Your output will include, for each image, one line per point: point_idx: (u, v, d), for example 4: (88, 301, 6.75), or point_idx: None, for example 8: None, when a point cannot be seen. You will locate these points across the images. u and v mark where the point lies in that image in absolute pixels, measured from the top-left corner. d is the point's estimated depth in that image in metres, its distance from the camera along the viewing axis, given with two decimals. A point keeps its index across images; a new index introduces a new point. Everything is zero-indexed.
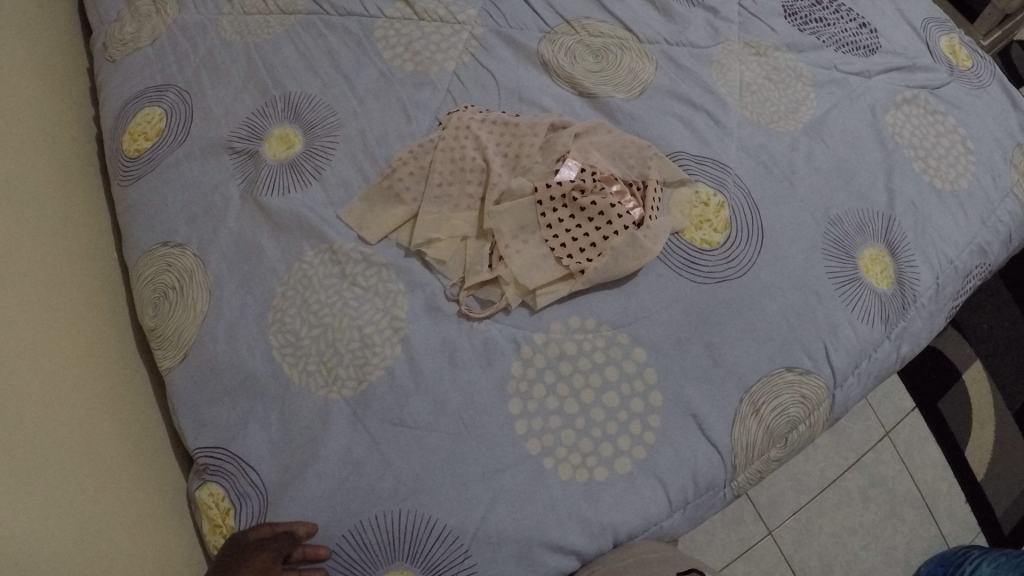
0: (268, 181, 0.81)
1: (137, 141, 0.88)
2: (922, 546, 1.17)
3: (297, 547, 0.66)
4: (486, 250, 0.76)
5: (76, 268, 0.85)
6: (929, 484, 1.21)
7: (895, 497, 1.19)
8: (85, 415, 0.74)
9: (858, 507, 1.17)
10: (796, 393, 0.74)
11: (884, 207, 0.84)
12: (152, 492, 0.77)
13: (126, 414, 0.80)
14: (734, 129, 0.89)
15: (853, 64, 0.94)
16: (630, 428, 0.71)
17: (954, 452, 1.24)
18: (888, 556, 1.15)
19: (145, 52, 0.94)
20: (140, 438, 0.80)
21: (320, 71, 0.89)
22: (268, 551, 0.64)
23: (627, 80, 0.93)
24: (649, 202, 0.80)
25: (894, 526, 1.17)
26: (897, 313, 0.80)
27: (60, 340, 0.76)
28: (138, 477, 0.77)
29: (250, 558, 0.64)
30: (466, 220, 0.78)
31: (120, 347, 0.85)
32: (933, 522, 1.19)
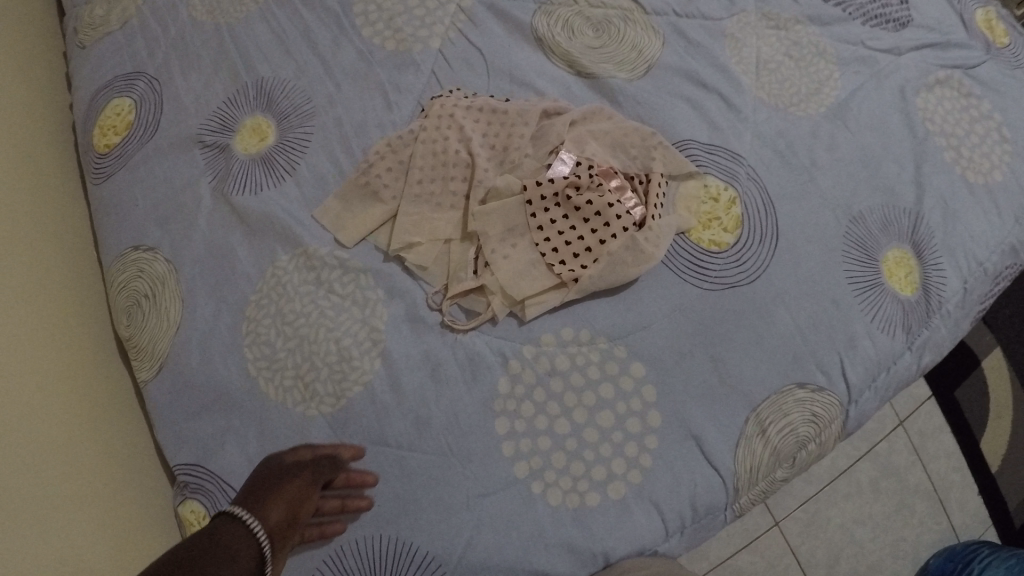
0: (239, 178, 0.76)
1: (106, 135, 0.82)
2: (932, 538, 1.12)
3: (342, 472, 0.65)
4: (471, 255, 0.70)
5: (50, 260, 0.80)
6: (941, 477, 1.16)
7: (906, 487, 1.13)
8: (64, 414, 0.70)
9: (868, 498, 1.12)
10: (806, 411, 0.68)
11: (911, 202, 0.76)
12: (133, 490, 0.75)
13: (107, 417, 0.77)
14: (748, 113, 0.81)
15: (882, 40, 0.84)
16: (625, 451, 0.66)
17: (969, 443, 1.18)
18: (896, 549, 1.11)
19: (114, 37, 0.87)
20: (122, 433, 0.77)
21: (295, 53, 0.82)
22: (311, 474, 0.63)
23: (631, 58, 0.84)
24: (651, 200, 0.72)
25: (904, 518, 1.12)
26: (920, 321, 0.73)
27: (40, 330, 0.73)
28: (119, 473, 0.74)
29: (290, 479, 0.62)
30: (451, 221, 0.72)
31: (99, 337, 0.81)
32: (944, 514, 1.14)
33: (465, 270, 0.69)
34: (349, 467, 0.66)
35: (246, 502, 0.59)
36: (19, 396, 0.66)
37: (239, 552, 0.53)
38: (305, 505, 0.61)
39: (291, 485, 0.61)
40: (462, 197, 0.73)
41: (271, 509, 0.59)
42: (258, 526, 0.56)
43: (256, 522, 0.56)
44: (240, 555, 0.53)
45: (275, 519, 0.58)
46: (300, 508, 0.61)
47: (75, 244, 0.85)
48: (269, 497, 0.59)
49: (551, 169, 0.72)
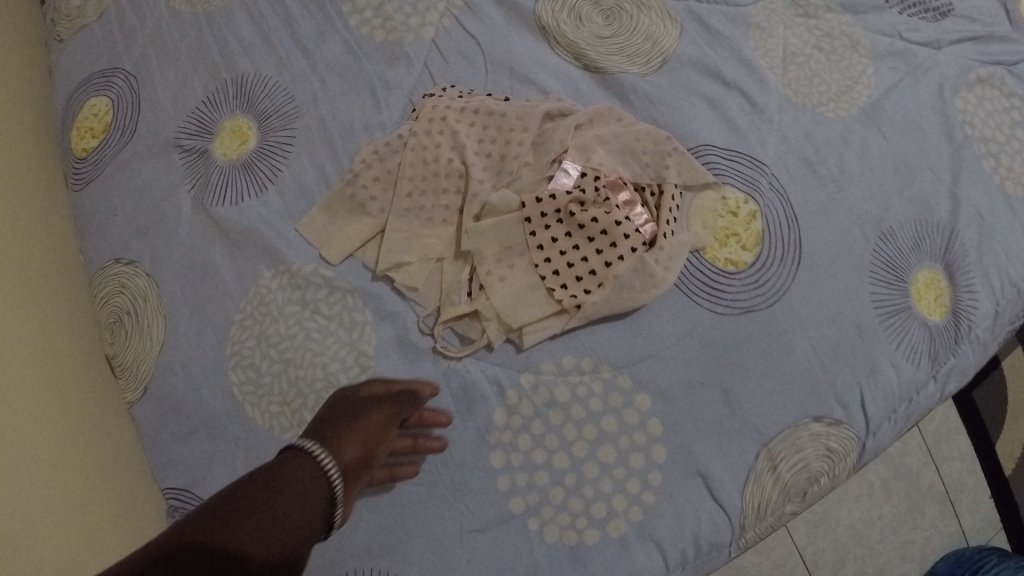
0: (219, 187, 0.71)
1: (84, 138, 0.77)
2: (942, 541, 1.08)
3: (416, 411, 0.62)
4: (465, 276, 0.65)
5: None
6: (955, 478, 1.10)
7: (918, 490, 1.09)
8: (25, 405, 0.65)
9: (878, 499, 1.07)
10: (820, 446, 0.64)
11: (945, 216, 0.70)
12: (106, 464, 0.70)
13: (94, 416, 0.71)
14: (773, 114, 0.74)
15: (920, 31, 0.77)
16: (627, 488, 0.62)
17: (984, 446, 1.12)
18: (904, 552, 1.07)
19: (91, 29, 0.81)
20: (87, 403, 0.71)
21: (278, 46, 0.76)
22: (386, 412, 0.60)
23: (643, 49, 0.77)
24: (663, 215, 0.67)
25: (914, 521, 1.08)
26: (947, 348, 0.68)
27: None
28: (86, 449, 0.69)
29: (365, 417, 0.59)
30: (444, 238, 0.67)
31: (51, 299, 0.73)
32: (954, 516, 1.09)
33: (460, 293, 0.65)
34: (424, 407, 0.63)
35: (321, 436, 0.57)
36: None
37: (310, 492, 0.53)
38: (382, 444, 0.59)
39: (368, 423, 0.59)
40: (455, 210, 0.67)
41: (345, 447, 0.56)
42: (331, 463, 0.55)
43: (329, 460, 0.55)
44: (310, 496, 0.52)
45: (349, 458, 0.56)
46: (377, 449, 0.58)
47: (62, 232, 0.79)
48: (344, 434, 0.57)
49: (553, 182, 0.67)
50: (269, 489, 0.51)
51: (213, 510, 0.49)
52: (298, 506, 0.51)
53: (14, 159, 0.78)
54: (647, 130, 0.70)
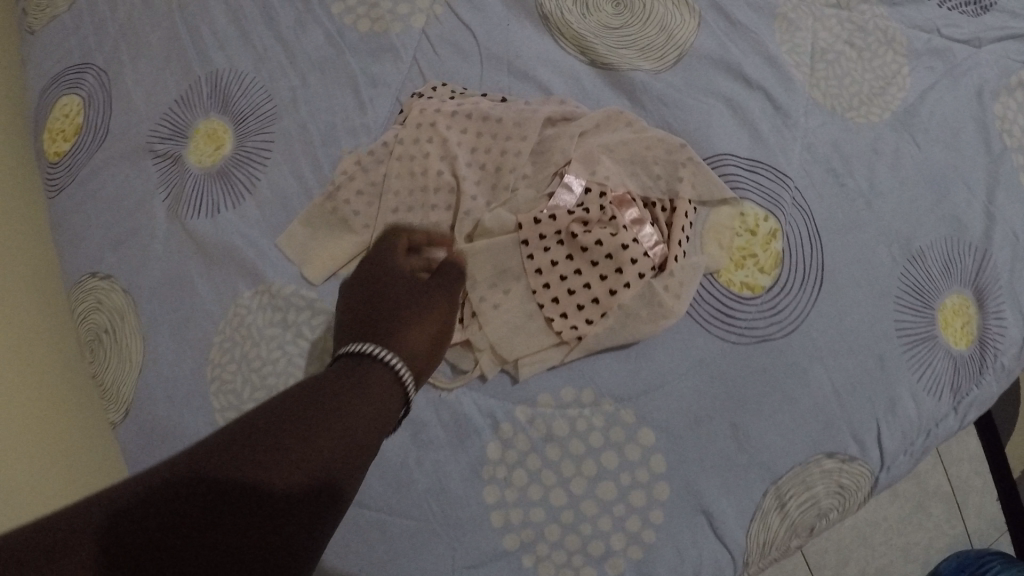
0: (193, 199, 0.66)
1: (55, 141, 0.72)
2: (945, 543, 1.04)
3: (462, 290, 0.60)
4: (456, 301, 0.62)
5: None
6: (962, 480, 1.07)
7: (924, 491, 1.05)
8: None
9: (885, 501, 1.03)
10: (832, 483, 0.61)
11: (978, 235, 0.65)
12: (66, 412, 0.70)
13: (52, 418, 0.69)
14: (800, 119, 0.67)
15: (961, 28, 0.71)
16: (627, 525, 0.59)
17: (994, 450, 1.08)
18: (907, 553, 1.03)
19: (62, 20, 0.76)
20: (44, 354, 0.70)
21: (255, 39, 0.70)
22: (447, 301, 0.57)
23: (657, 44, 0.71)
24: (675, 237, 0.62)
25: (919, 522, 1.04)
26: (971, 378, 0.64)
27: None
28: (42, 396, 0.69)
29: (427, 311, 0.55)
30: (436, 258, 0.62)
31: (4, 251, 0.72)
32: (960, 518, 1.05)
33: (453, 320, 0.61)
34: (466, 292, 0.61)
35: (383, 326, 0.53)
36: None
37: (378, 398, 0.48)
38: (448, 335, 0.56)
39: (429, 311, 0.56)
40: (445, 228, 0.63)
41: (414, 342, 0.53)
42: (399, 364, 0.51)
43: (396, 360, 0.51)
44: (378, 405, 0.48)
45: (418, 351, 0.53)
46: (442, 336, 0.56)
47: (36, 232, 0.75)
48: (408, 327, 0.54)
49: (554, 200, 0.62)
50: (334, 394, 0.47)
51: (281, 408, 0.45)
52: (363, 418, 0.47)
53: None
54: (658, 138, 0.64)
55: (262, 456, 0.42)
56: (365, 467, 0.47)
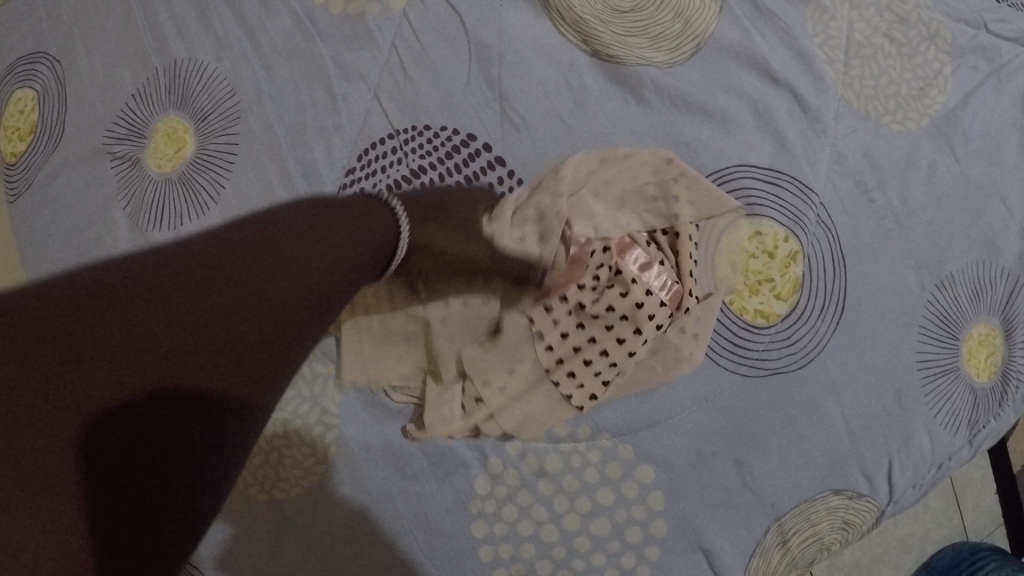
0: (154, 208, 0.60)
1: (11, 140, 0.67)
2: (941, 535, 0.96)
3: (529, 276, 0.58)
4: (457, 386, 0.59)
5: None
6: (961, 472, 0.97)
7: None
8: None
9: None
10: (837, 520, 0.59)
11: (1012, 259, 0.60)
12: None
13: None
14: (829, 125, 0.61)
15: (1011, 24, 0.63)
16: (621, 562, 0.57)
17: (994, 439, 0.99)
18: (902, 543, 0.94)
19: (15, 3, 0.69)
20: None
21: (217, 23, 0.62)
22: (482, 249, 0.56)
23: (672, 31, 0.62)
24: (684, 271, 0.58)
25: (915, 514, 0.95)
26: (991, 412, 0.61)
27: None
28: None
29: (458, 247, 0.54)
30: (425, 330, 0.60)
31: None
32: (956, 509, 0.96)
33: (455, 407, 0.58)
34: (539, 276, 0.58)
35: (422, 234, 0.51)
36: None
37: (375, 241, 0.47)
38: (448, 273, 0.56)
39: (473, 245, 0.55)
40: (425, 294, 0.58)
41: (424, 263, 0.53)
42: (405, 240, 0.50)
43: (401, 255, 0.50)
44: (374, 247, 0.47)
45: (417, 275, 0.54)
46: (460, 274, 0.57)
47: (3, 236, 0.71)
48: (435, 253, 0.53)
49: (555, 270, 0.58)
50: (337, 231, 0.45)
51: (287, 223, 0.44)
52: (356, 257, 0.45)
53: None
54: (647, 157, 0.59)
55: (242, 253, 0.41)
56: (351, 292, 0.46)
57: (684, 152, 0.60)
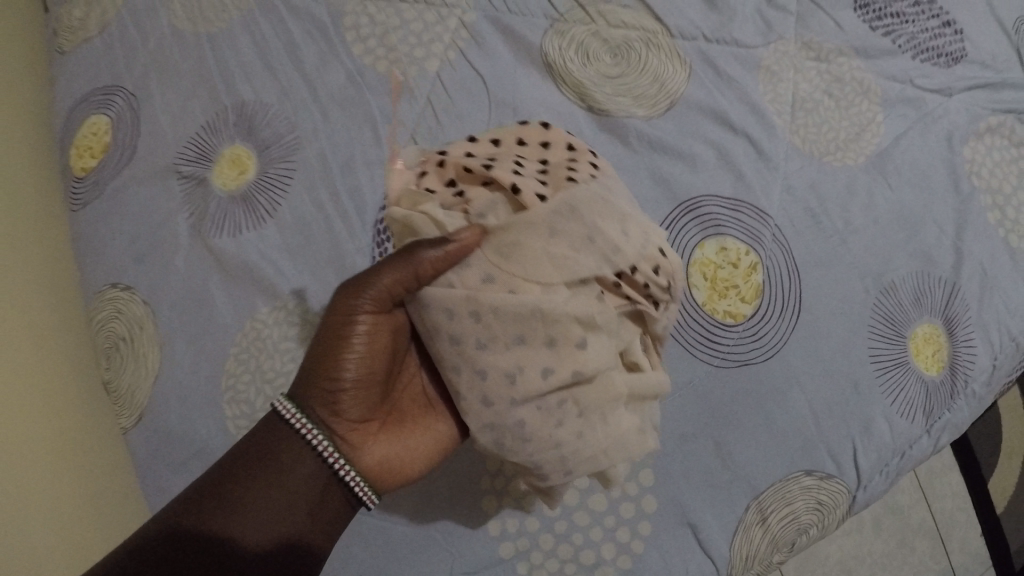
0: (217, 218, 0.71)
1: (83, 157, 0.77)
2: None
3: (429, 263, 0.50)
4: (638, 293, 0.52)
5: None
6: (945, 514, 1.16)
7: (908, 527, 1.14)
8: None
9: (868, 535, 1.12)
10: (811, 499, 0.65)
11: (948, 269, 0.70)
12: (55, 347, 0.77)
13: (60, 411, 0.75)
14: (781, 163, 0.72)
15: (933, 78, 0.76)
16: (617, 536, 0.63)
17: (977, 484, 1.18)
18: None
19: (93, 43, 0.81)
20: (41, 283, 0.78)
21: (280, 72, 0.75)
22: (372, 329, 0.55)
23: (651, 91, 0.74)
24: (513, 134, 0.57)
25: (904, 557, 1.12)
26: (943, 403, 0.68)
27: None
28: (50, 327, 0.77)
29: (352, 352, 0.54)
30: (516, 398, 0.50)
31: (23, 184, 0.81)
32: (944, 553, 1.15)
33: (648, 304, 0.53)
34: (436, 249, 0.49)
35: (308, 402, 0.55)
36: None
37: (301, 454, 0.54)
38: (384, 356, 0.56)
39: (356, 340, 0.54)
40: (461, 389, 0.51)
41: (349, 379, 0.55)
42: (291, 414, 0.54)
43: (297, 419, 0.54)
44: (303, 456, 0.54)
45: (341, 396, 0.55)
46: (393, 354, 0.57)
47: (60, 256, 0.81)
48: (333, 372, 0.54)
49: (479, 217, 0.51)
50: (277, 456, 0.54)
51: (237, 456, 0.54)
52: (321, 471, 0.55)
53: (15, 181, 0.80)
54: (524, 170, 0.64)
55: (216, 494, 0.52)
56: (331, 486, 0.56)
57: (665, 182, 0.71)
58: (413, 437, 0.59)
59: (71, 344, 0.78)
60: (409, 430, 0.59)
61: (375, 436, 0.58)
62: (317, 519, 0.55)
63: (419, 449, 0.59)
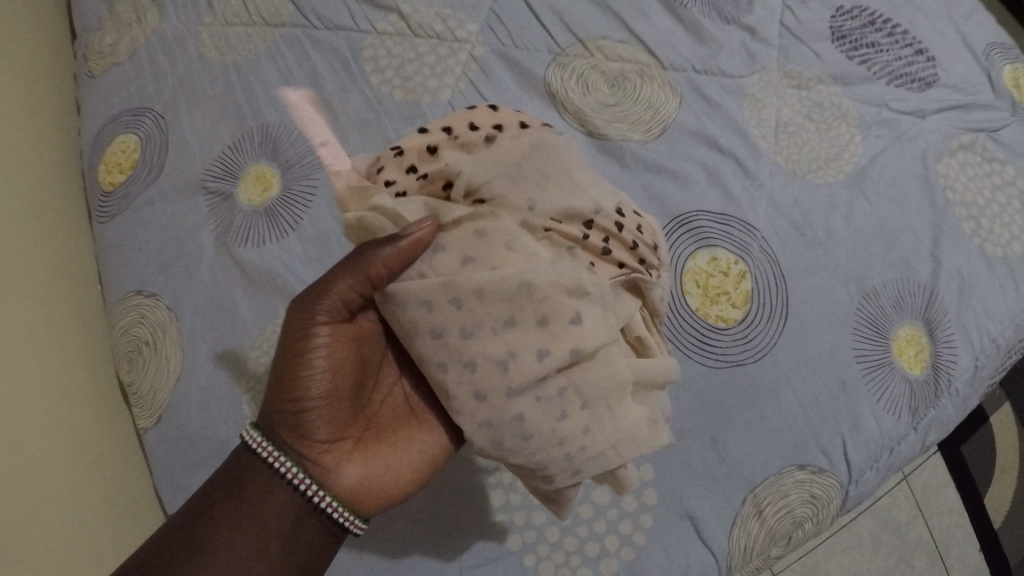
0: (242, 231, 0.76)
1: (111, 172, 0.82)
2: None
3: (381, 260, 0.50)
4: (628, 261, 0.54)
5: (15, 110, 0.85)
6: (943, 531, 1.17)
7: (907, 543, 1.15)
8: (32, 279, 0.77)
9: (868, 552, 1.13)
10: (804, 493, 0.68)
11: (926, 275, 0.74)
12: (82, 350, 0.80)
13: (96, 409, 0.79)
14: (765, 180, 0.77)
15: (907, 101, 0.82)
16: (620, 528, 0.66)
17: (973, 499, 1.19)
18: None
19: (123, 67, 0.87)
20: (68, 290, 0.82)
21: (304, 99, 0.82)
22: (334, 341, 0.54)
23: (646, 118, 0.80)
24: (464, 118, 0.57)
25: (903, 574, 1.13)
26: (927, 401, 0.72)
27: (20, 194, 0.81)
28: (78, 332, 0.81)
29: (315, 368, 0.54)
30: (512, 387, 0.48)
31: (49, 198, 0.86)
32: (944, 570, 1.15)
33: (640, 270, 0.55)
34: (386, 244, 0.49)
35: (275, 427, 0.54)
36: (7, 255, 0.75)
37: (273, 484, 0.53)
38: (350, 365, 0.55)
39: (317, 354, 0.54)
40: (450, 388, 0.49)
41: (314, 396, 0.54)
42: (262, 445, 0.53)
43: (267, 447, 0.53)
44: (274, 487, 0.53)
45: (307, 415, 0.54)
46: (360, 365, 0.56)
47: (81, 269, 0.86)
48: (297, 391, 0.53)
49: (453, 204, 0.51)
50: (250, 487, 0.53)
51: (212, 491, 0.53)
52: (294, 502, 0.53)
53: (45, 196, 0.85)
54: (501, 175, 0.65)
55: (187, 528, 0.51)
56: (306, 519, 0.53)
57: (658, 197, 0.77)
58: (393, 449, 0.58)
59: (92, 350, 0.82)
60: (387, 446, 0.58)
61: (350, 455, 0.56)
62: (291, 554, 0.52)
63: (400, 462, 0.57)
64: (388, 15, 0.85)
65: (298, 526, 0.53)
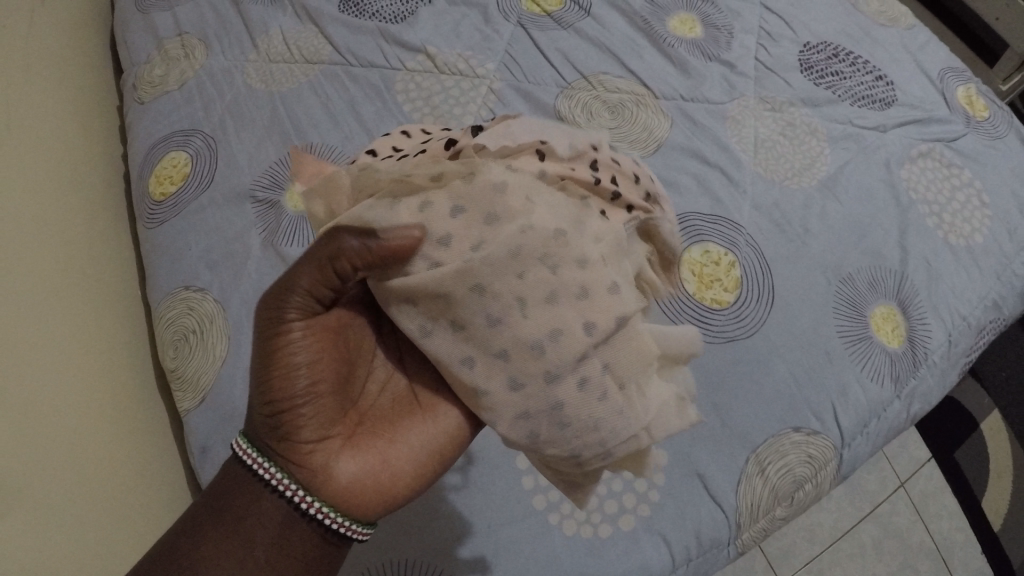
0: (289, 233, 0.85)
1: (163, 184, 0.91)
2: None
3: (349, 256, 0.50)
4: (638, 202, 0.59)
5: (70, 131, 0.95)
6: (944, 536, 1.17)
7: (908, 548, 1.15)
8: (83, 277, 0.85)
9: (871, 559, 1.13)
10: (802, 453, 0.75)
11: (896, 262, 0.84)
12: (127, 343, 0.87)
13: (138, 396, 0.85)
14: (748, 186, 0.88)
15: (869, 118, 0.94)
16: (636, 487, 0.72)
17: (972, 503, 1.22)
18: None
19: (173, 94, 0.98)
20: (115, 290, 0.90)
21: (342, 122, 0.92)
22: (310, 334, 0.52)
23: (642, 136, 0.91)
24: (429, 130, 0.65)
25: None
26: (908, 372, 0.80)
27: (78, 206, 0.90)
28: (124, 327, 0.88)
29: (295, 364, 0.51)
30: (549, 370, 0.49)
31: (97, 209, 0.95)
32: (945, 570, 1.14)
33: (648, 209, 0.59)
34: (359, 240, 0.49)
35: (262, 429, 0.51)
36: (66, 252, 0.83)
37: (257, 497, 0.51)
38: (330, 356, 0.53)
39: (296, 349, 0.51)
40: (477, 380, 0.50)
41: (297, 391, 0.51)
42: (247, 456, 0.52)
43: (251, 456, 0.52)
44: (259, 500, 0.51)
45: (290, 413, 0.51)
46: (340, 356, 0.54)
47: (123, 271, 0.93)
48: (276, 390, 0.51)
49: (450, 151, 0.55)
50: (235, 503, 0.52)
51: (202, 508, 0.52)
52: (279, 513, 0.51)
53: (94, 207, 0.94)
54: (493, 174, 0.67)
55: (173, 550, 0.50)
56: (293, 529, 0.51)
57: None
58: (387, 441, 0.54)
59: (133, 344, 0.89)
60: (381, 437, 0.54)
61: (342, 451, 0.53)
62: (277, 564, 0.50)
63: (396, 453, 0.54)
64: (417, 55, 0.98)
65: (284, 536, 0.51)
